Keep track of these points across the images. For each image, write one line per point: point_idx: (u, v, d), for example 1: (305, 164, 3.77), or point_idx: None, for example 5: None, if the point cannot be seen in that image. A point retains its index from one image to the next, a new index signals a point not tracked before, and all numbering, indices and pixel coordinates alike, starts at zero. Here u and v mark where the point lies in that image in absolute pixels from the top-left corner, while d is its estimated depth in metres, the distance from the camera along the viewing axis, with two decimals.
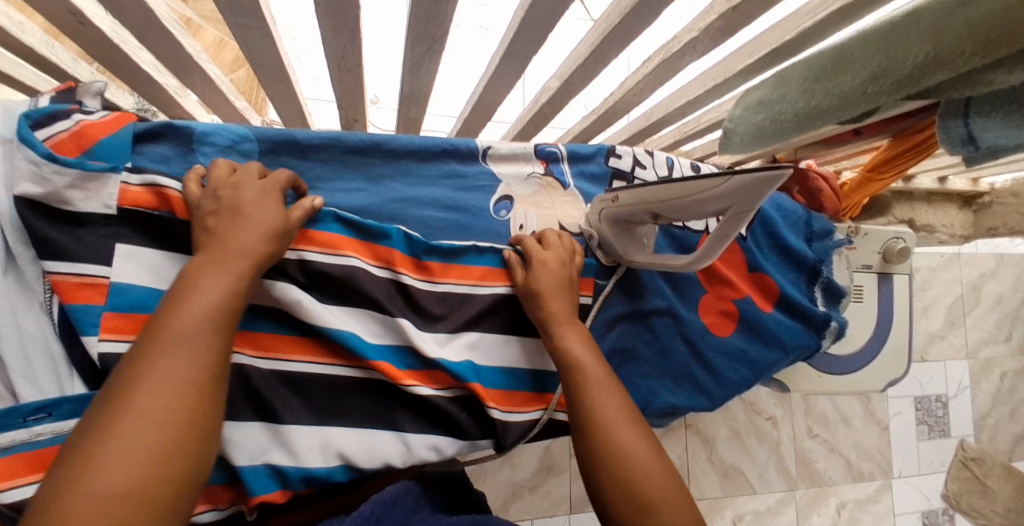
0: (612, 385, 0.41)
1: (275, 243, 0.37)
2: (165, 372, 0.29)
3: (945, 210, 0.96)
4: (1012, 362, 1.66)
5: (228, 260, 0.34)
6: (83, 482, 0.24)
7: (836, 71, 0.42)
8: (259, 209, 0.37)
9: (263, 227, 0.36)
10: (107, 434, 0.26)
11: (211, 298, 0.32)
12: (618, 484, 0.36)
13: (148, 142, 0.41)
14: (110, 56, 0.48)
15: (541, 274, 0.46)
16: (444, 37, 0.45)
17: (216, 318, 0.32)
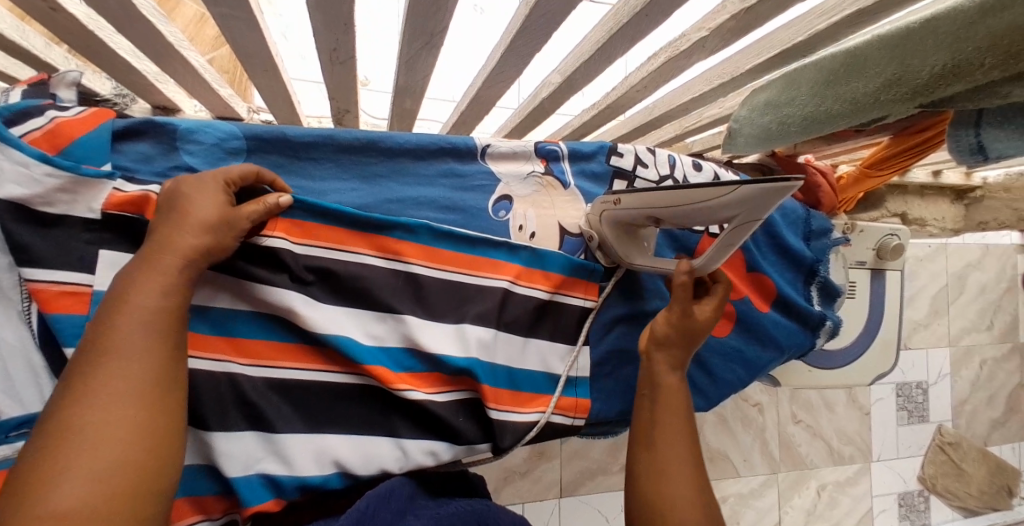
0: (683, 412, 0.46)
1: (222, 234, 0.36)
2: (107, 386, 0.29)
3: (938, 205, 0.97)
4: (991, 350, 1.71)
5: (168, 260, 0.33)
6: (38, 506, 0.25)
7: (848, 76, 0.41)
8: (197, 201, 0.35)
9: (202, 219, 0.35)
10: (54, 455, 0.26)
11: (146, 303, 0.31)
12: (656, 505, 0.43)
13: (130, 139, 0.38)
14: (85, 43, 0.45)
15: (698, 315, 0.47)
16: (444, 31, 0.43)
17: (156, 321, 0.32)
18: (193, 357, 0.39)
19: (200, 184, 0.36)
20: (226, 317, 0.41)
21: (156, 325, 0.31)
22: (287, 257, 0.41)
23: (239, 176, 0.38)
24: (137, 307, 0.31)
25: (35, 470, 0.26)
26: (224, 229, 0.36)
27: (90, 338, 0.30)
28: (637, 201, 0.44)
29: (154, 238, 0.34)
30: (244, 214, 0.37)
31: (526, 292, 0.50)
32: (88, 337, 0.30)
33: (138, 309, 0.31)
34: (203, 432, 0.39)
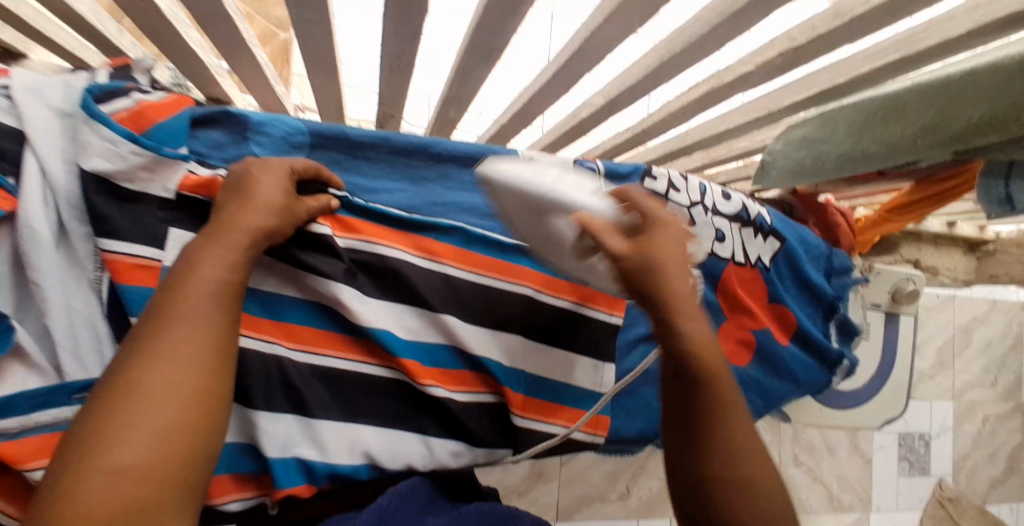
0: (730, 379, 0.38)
1: (285, 219, 0.37)
2: (170, 351, 0.29)
3: (951, 255, 0.98)
4: (994, 407, 1.70)
5: (233, 236, 0.34)
6: (98, 462, 0.25)
7: (886, 119, 0.43)
8: (265, 183, 0.37)
9: (269, 200, 0.36)
10: (115, 414, 0.26)
11: (212, 276, 0.32)
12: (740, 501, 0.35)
13: (206, 127, 0.41)
14: (163, 33, 0.48)
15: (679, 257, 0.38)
16: (504, 48, 0.46)
17: (218, 293, 0.32)
18: (245, 336, 0.40)
19: (271, 172, 0.38)
20: (277, 301, 0.42)
21: (220, 297, 0.32)
22: (337, 246, 0.43)
23: (302, 165, 0.40)
24: (201, 278, 0.31)
25: (95, 427, 0.26)
26: (287, 214, 0.37)
27: (156, 306, 0.30)
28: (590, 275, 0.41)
29: (218, 213, 0.35)
30: (303, 205, 0.39)
31: (553, 302, 0.51)
32: (155, 305, 0.31)
33: (205, 281, 0.31)
34: (245, 409, 0.40)
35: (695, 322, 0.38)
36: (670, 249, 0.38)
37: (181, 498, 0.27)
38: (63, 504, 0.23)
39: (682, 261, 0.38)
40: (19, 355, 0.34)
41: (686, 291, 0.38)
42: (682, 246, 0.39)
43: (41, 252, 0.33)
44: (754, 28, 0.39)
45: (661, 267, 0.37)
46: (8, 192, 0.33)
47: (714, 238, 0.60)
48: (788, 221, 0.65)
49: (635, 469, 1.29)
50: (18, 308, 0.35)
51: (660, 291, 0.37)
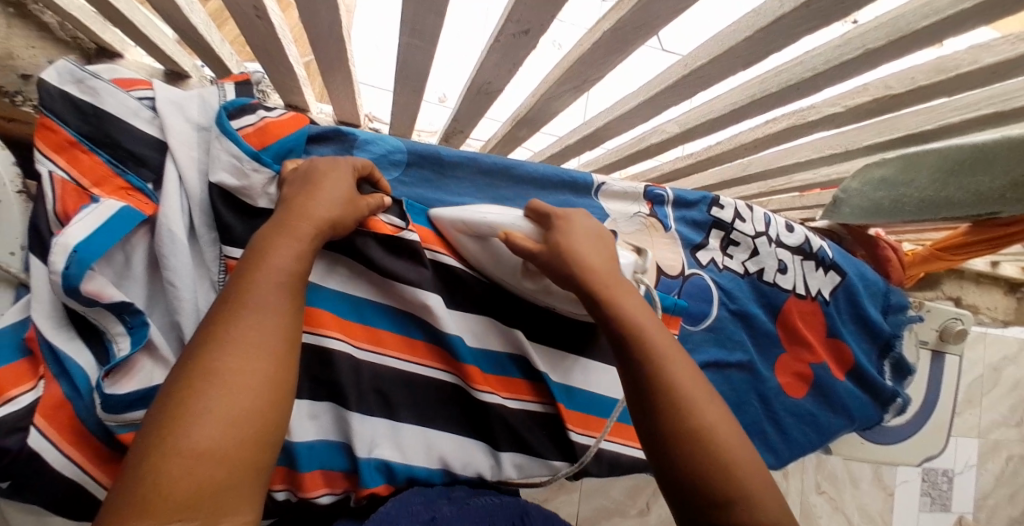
0: (687, 360, 0.36)
1: (347, 215, 0.35)
2: (244, 336, 0.27)
3: (993, 293, 1.01)
4: (1019, 447, 1.67)
5: (299, 225, 0.32)
6: (177, 440, 0.23)
7: (974, 169, 0.44)
8: (329, 178, 0.36)
9: (334, 195, 0.35)
10: (189, 394, 0.24)
11: (284, 263, 0.30)
12: (729, 503, 0.30)
13: (317, 144, 0.43)
14: (268, 47, 0.50)
15: (593, 255, 0.39)
16: (595, 79, 0.48)
17: (291, 282, 0.30)
18: (338, 338, 0.41)
19: (332, 169, 0.36)
20: (368, 307, 0.43)
21: (290, 285, 0.29)
22: (423, 253, 0.44)
23: (363, 166, 0.39)
24: (275, 263, 0.30)
25: (171, 406, 0.24)
26: (351, 208, 0.36)
27: (226, 292, 0.29)
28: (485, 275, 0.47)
29: (284, 206, 0.34)
30: (364, 203, 0.38)
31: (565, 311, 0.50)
32: (225, 290, 0.29)
33: (277, 267, 0.30)
34: (342, 410, 0.41)
35: (626, 301, 0.37)
36: (582, 241, 0.40)
37: (253, 488, 0.25)
38: (141, 491, 0.21)
39: (596, 250, 0.40)
40: (149, 349, 0.36)
41: (606, 272, 0.39)
42: (594, 237, 0.41)
43: (177, 253, 0.36)
44: (853, 76, 0.40)
45: (574, 254, 0.39)
46: (148, 198, 0.36)
47: (777, 269, 0.62)
48: (848, 256, 0.66)
49: None
50: (149, 304, 0.37)
51: (596, 290, 0.37)
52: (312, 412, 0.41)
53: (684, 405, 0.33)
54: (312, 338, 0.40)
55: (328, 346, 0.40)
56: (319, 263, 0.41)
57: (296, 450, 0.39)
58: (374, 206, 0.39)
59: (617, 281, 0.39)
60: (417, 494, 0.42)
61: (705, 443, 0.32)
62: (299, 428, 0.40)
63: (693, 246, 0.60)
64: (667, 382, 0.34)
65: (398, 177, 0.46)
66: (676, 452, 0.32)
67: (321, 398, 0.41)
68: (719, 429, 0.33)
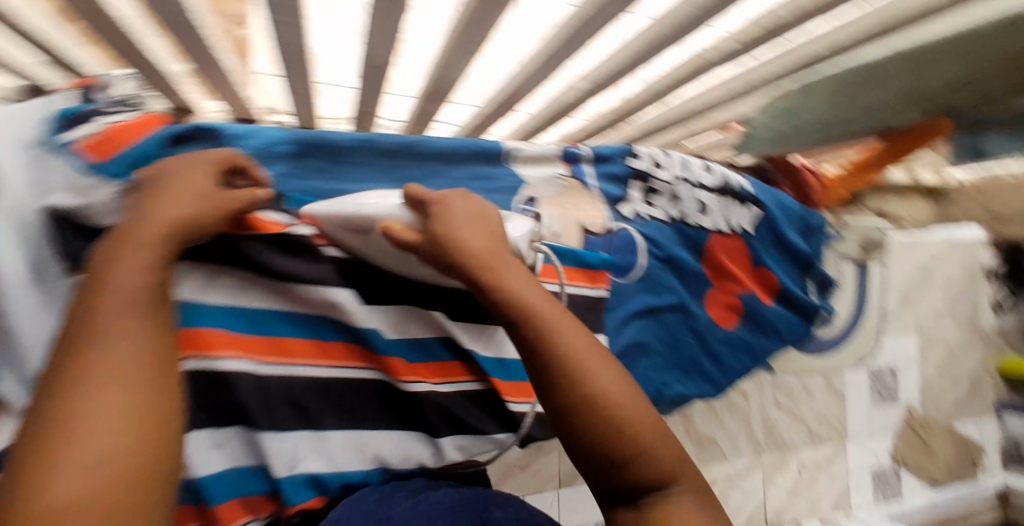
0: (588, 337, 0.38)
1: (207, 215, 0.35)
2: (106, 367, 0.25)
3: (912, 203, 1.12)
4: (954, 336, 1.83)
5: (144, 232, 0.32)
6: (37, 496, 0.20)
7: (871, 83, 0.47)
8: (178, 181, 0.35)
9: (186, 192, 0.34)
10: (46, 443, 0.22)
11: (134, 279, 0.29)
12: (625, 464, 0.33)
13: (182, 145, 0.40)
14: (122, 42, 0.46)
15: (477, 237, 0.38)
16: (485, 42, 0.45)
17: (145, 300, 0.29)
18: (237, 357, 0.40)
19: (183, 170, 0.36)
20: (267, 319, 0.42)
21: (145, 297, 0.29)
22: (316, 247, 0.44)
23: (223, 160, 0.38)
24: (123, 281, 0.29)
25: (26, 461, 0.22)
26: (210, 205, 0.35)
27: (76, 326, 0.27)
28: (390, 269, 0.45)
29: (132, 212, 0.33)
30: (229, 196, 0.37)
31: None
32: (76, 325, 0.27)
33: (127, 284, 0.29)
34: (251, 432, 0.41)
35: (523, 289, 0.38)
36: (463, 224, 0.39)
37: None
38: None
39: (479, 230, 0.39)
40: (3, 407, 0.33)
41: (492, 258, 0.38)
42: (476, 217, 0.40)
43: (15, 295, 0.32)
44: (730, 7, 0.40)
45: (458, 241, 0.38)
46: None
47: (698, 211, 0.63)
48: (766, 187, 0.68)
49: None
50: None
51: (481, 277, 0.37)
52: (216, 441, 0.40)
53: (584, 377, 0.35)
54: (206, 363, 0.39)
55: (227, 367, 0.40)
56: (201, 281, 0.40)
57: (202, 484, 0.39)
58: (248, 202, 0.38)
59: (507, 266, 0.38)
60: (366, 497, 0.41)
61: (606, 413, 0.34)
62: (203, 461, 0.39)
63: (615, 201, 0.60)
64: (562, 358, 0.35)
65: (286, 170, 0.44)
66: (573, 421, 0.34)
67: (227, 423, 0.41)
68: (620, 400, 0.35)
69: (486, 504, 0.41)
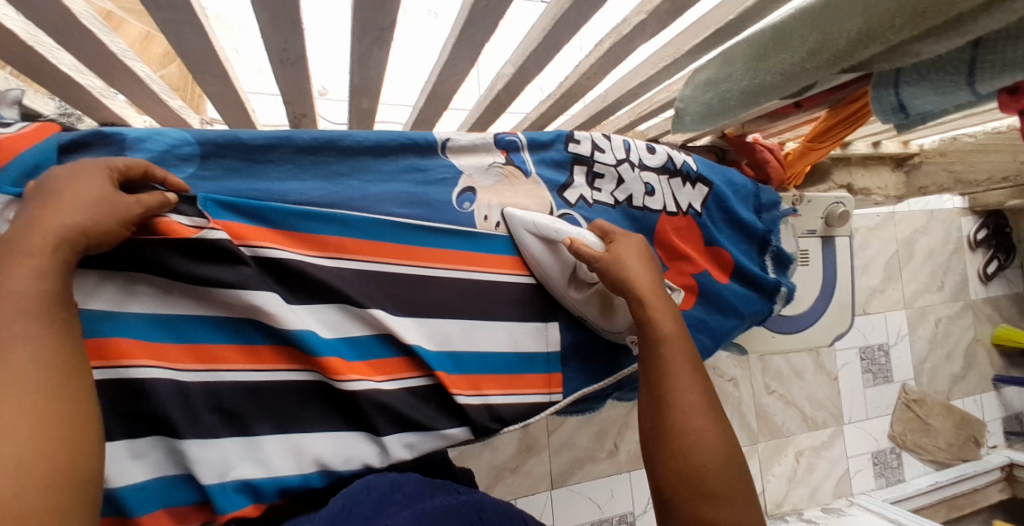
0: (698, 382, 0.45)
1: (111, 219, 0.33)
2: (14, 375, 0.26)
3: (881, 174, 1.15)
4: (944, 309, 1.81)
5: (35, 238, 0.30)
6: None
7: (776, 48, 0.44)
8: (74, 184, 0.33)
9: (81, 196, 0.32)
10: None
11: (27, 285, 0.28)
12: (696, 492, 0.40)
13: (76, 152, 0.40)
14: (28, 61, 0.46)
15: (642, 272, 0.50)
16: (392, 25, 0.44)
17: (40, 304, 0.29)
18: (151, 366, 0.38)
19: (80, 172, 0.34)
20: (186, 324, 0.40)
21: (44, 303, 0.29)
22: (239, 251, 0.41)
23: (125, 163, 0.36)
24: (13, 287, 0.28)
25: None
26: (110, 207, 0.33)
27: None
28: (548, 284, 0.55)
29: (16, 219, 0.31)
30: (134, 199, 0.35)
31: (421, 272, 0.50)
32: None
33: (20, 290, 0.28)
34: (173, 441, 0.39)
35: (667, 319, 0.48)
36: (630, 256, 0.51)
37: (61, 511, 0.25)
38: None
39: (644, 266, 0.51)
40: None
41: (652, 284, 0.50)
42: (642, 256, 0.52)
43: None
44: None
45: (629, 268, 0.50)
46: None
47: (644, 193, 0.63)
48: (714, 166, 0.68)
49: (620, 426, 1.34)
50: None
51: (640, 297, 0.48)
52: (136, 451, 0.38)
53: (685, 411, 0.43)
54: (116, 372, 0.37)
55: (140, 376, 0.38)
56: (112, 289, 0.38)
57: (122, 495, 0.37)
58: (150, 200, 0.36)
59: (661, 300, 0.49)
60: (367, 491, 0.40)
61: (687, 443, 0.42)
62: (122, 472, 0.37)
63: (559, 187, 0.59)
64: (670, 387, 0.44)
65: (198, 172, 0.43)
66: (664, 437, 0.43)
67: (148, 432, 0.39)
68: (707, 440, 0.42)
69: (479, 508, 0.42)
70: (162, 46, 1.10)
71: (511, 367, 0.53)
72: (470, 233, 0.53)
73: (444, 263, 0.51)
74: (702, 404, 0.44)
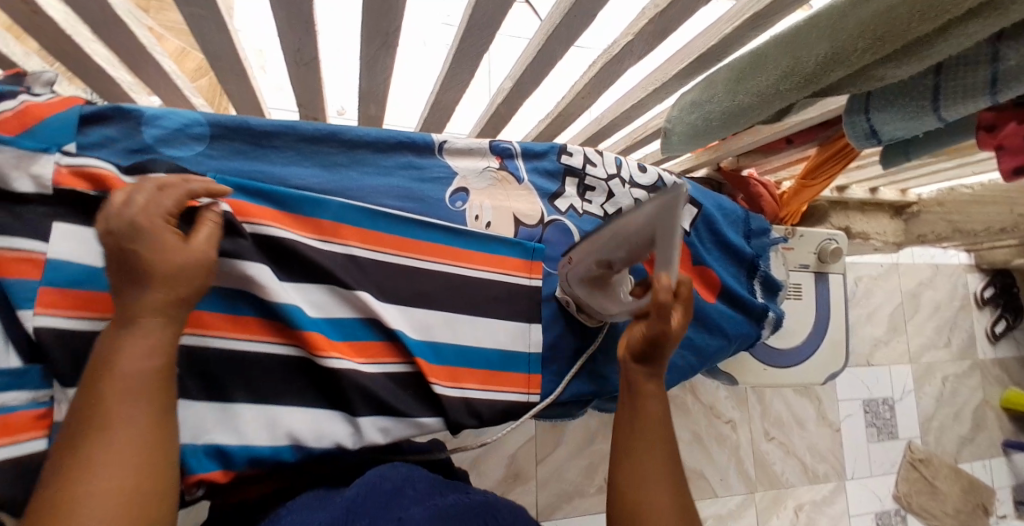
0: (668, 458, 0.45)
1: (196, 276, 0.34)
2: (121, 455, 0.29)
3: (878, 220, 1.16)
4: (951, 366, 1.76)
5: (149, 319, 0.31)
6: None
7: (754, 71, 0.47)
8: (150, 244, 0.32)
9: (176, 259, 0.33)
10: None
11: (142, 365, 0.31)
12: None
13: (94, 125, 0.41)
14: (67, 49, 0.50)
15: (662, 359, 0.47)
16: (398, 31, 0.48)
17: (149, 384, 0.31)
18: None
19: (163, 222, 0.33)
20: None
21: (153, 383, 0.31)
22: (240, 226, 0.43)
23: (174, 205, 0.35)
24: (130, 370, 0.30)
25: None
26: (198, 267, 0.34)
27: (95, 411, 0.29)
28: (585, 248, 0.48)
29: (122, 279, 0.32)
30: (205, 242, 0.35)
31: (410, 263, 0.51)
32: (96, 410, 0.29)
33: (135, 372, 0.30)
34: None
35: (653, 399, 0.47)
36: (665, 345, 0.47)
37: None
38: None
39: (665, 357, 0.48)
40: None
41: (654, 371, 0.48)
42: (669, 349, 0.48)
43: None
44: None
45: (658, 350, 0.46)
46: None
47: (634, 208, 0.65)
48: (705, 191, 0.70)
49: (612, 462, 1.30)
50: None
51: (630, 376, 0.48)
52: None
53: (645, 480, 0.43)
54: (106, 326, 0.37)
55: None
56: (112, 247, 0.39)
57: None
58: (215, 234, 0.36)
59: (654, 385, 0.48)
60: (385, 479, 0.39)
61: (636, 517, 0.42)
62: None
63: (550, 196, 0.61)
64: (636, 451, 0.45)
65: (206, 151, 0.45)
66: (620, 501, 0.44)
67: None
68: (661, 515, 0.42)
69: (492, 512, 0.36)
70: (187, 53, 1.15)
71: (493, 363, 0.53)
72: (461, 231, 0.54)
73: (433, 257, 0.52)
74: (667, 479, 0.44)
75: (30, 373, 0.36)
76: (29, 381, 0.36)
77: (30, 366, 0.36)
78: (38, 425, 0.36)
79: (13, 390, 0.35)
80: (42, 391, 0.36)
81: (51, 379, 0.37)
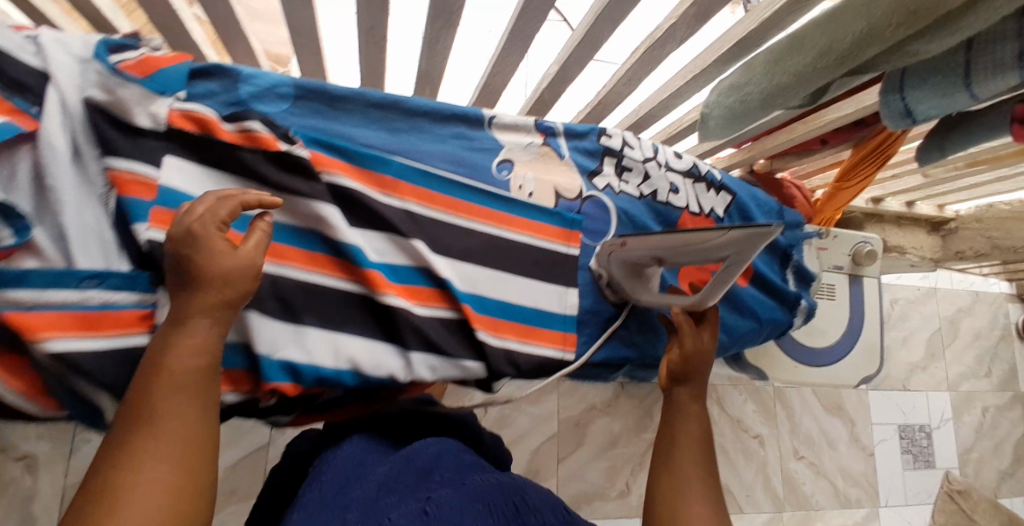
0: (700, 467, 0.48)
1: (242, 281, 0.35)
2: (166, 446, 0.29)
3: (915, 234, 1.16)
4: (992, 398, 1.68)
5: (201, 319, 0.34)
6: None
7: (792, 53, 0.50)
8: (201, 252, 0.34)
9: (222, 266, 0.34)
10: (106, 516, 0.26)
11: (192, 361, 0.32)
12: None
13: (201, 78, 0.47)
14: (174, 21, 0.58)
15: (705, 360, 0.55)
16: (461, 10, 0.53)
17: (197, 379, 0.32)
18: None
19: (215, 227, 0.35)
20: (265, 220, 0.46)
21: (199, 380, 0.32)
22: (316, 172, 0.47)
23: (228, 213, 0.36)
24: (181, 365, 0.32)
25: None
26: (243, 271, 0.35)
27: (144, 404, 0.30)
28: (643, 244, 0.52)
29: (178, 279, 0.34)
30: (250, 249, 0.36)
31: (460, 223, 0.55)
32: (144, 402, 0.30)
33: (185, 367, 0.32)
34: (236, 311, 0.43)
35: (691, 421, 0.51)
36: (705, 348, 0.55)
37: None
38: None
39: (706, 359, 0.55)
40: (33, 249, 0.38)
41: (692, 395, 0.54)
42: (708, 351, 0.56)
43: (58, 165, 0.38)
44: None
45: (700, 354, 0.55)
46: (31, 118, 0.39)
47: (669, 190, 0.67)
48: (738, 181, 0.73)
49: (634, 466, 1.28)
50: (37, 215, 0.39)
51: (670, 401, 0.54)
52: None
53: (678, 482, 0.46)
54: None
55: None
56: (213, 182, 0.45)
57: None
58: (262, 239, 0.38)
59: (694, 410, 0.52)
60: (422, 450, 0.41)
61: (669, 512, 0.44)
62: None
63: (589, 173, 0.64)
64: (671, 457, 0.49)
65: (289, 109, 0.51)
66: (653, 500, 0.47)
67: None
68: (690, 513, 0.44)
69: (521, 494, 0.38)
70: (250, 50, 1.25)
71: (534, 318, 0.56)
72: (506, 197, 0.57)
73: (481, 218, 0.56)
74: (702, 485, 0.46)
75: (139, 279, 0.40)
76: (138, 285, 0.40)
77: (140, 273, 0.40)
78: (140, 324, 0.40)
79: (125, 290, 0.40)
80: (147, 295, 0.41)
81: (156, 286, 0.41)
